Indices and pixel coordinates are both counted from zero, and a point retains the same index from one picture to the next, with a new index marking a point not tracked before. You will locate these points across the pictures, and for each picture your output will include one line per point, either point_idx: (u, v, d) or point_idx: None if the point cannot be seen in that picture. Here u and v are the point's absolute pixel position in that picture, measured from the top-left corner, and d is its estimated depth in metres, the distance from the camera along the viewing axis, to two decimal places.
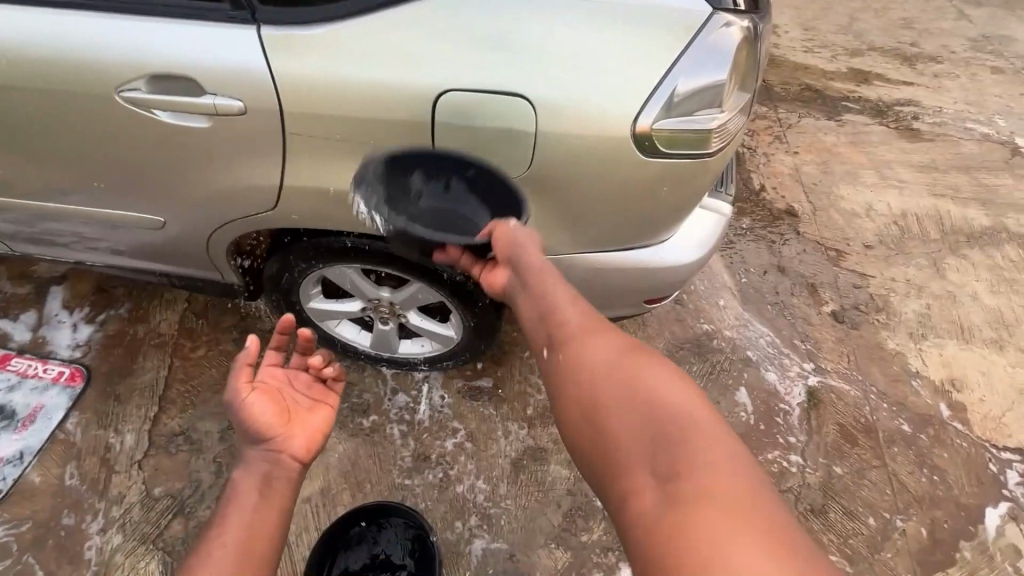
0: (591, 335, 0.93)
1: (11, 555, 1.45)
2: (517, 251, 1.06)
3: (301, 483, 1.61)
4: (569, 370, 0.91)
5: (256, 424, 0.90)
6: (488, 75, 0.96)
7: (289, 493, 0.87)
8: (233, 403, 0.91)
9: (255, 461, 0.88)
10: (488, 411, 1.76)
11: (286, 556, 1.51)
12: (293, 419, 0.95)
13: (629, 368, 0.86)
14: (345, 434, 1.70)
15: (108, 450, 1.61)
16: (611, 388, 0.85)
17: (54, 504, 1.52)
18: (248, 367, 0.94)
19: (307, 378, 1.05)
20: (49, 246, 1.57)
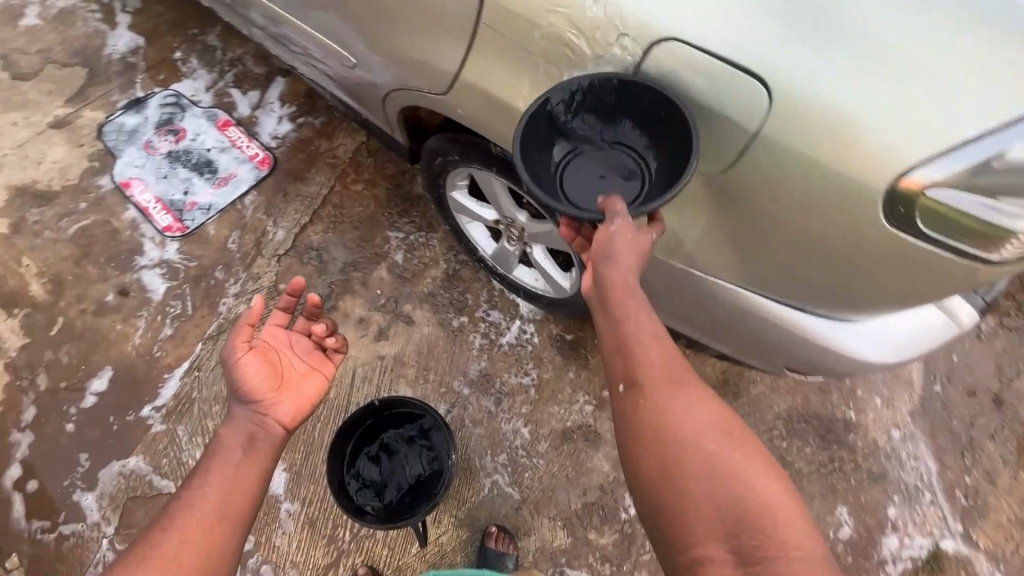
0: (660, 360, 0.80)
1: (176, 279, 1.80)
2: (604, 257, 0.86)
3: (383, 342, 1.74)
4: (637, 405, 0.79)
5: (248, 384, 0.97)
6: (729, 37, 0.73)
7: (270, 452, 0.93)
8: (230, 361, 0.97)
9: (241, 418, 0.95)
10: (566, 371, 1.71)
11: (345, 393, 1.67)
12: (286, 383, 1.02)
13: (707, 429, 0.74)
14: (434, 320, 1.77)
15: (264, 236, 1.88)
16: (691, 443, 0.73)
17: (215, 257, 1.84)
18: (248, 328, 0.99)
19: (308, 343, 1.12)
20: (278, 46, 1.73)
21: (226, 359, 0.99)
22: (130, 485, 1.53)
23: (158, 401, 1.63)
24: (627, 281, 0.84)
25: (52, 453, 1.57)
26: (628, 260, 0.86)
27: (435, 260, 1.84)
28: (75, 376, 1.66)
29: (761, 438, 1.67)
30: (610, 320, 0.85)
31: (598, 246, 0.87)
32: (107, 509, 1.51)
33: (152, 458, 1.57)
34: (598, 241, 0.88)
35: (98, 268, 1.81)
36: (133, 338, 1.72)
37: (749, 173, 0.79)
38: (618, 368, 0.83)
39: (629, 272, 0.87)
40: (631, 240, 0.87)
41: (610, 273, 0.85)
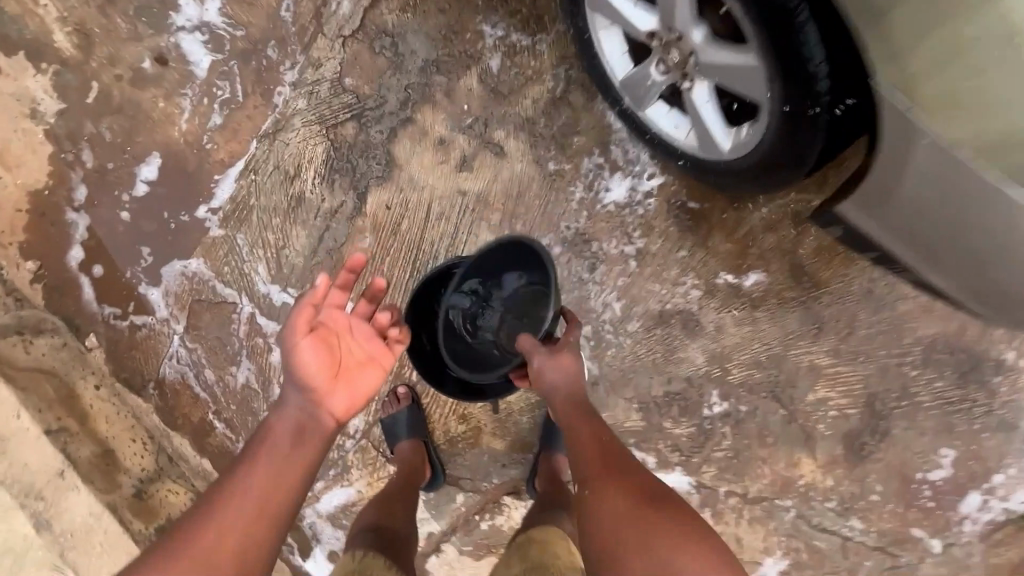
0: (601, 455, 0.98)
1: (222, 53, 1.45)
2: (552, 388, 1.08)
3: (465, 175, 1.44)
4: (584, 501, 0.94)
5: (300, 373, 0.87)
6: None
7: (318, 447, 0.86)
8: (286, 344, 0.89)
9: (293, 406, 0.87)
10: (677, 247, 1.42)
11: (418, 228, 1.44)
12: (342, 373, 0.90)
13: (635, 502, 0.88)
14: (530, 157, 1.43)
15: (325, 6, 1.43)
16: (610, 518, 0.87)
17: (266, 28, 1.44)
18: (310, 308, 0.89)
19: (371, 326, 0.97)
20: None
21: (284, 342, 0.90)
22: (195, 287, 1.46)
23: (214, 203, 1.46)
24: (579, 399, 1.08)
25: (111, 241, 1.47)
26: (561, 385, 1.08)
27: (542, 76, 1.41)
28: (122, 159, 1.47)
29: (889, 362, 1.42)
30: (573, 424, 1.04)
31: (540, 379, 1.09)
32: (174, 306, 1.46)
33: (213, 263, 1.46)
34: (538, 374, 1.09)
35: (128, 23, 1.46)
36: (179, 123, 1.46)
37: None
38: (574, 471, 1.00)
39: (570, 392, 1.08)
40: (557, 363, 1.08)
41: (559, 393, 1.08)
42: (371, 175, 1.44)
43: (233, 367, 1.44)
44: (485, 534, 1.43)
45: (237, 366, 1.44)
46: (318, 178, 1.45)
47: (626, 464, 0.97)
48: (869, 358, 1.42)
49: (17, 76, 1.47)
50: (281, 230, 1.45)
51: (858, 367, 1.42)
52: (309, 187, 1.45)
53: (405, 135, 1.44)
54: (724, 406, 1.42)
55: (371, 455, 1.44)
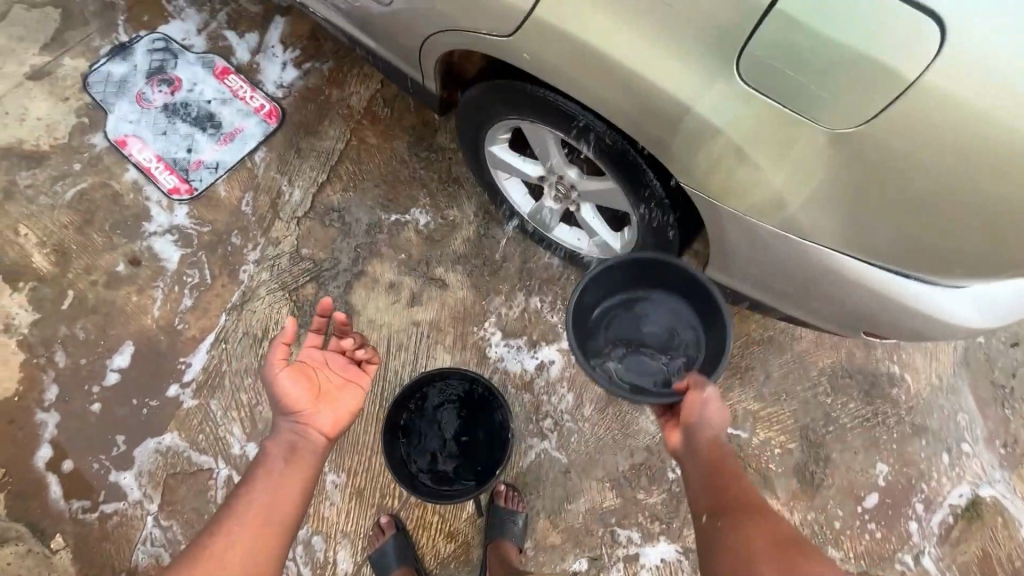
0: (755, 507, 0.87)
1: (190, 247, 1.68)
2: (697, 427, 0.98)
3: (416, 308, 1.66)
4: (728, 531, 0.84)
5: (287, 398, 0.95)
6: None
7: (313, 463, 0.92)
8: (268, 377, 0.95)
9: (285, 430, 0.94)
10: None
11: (381, 361, 1.61)
12: (324, 396, 0.98)
13: (796, 558, 0.77)
14: (469, 284, 1.68)
15: (280, 196, 1.74)
16: (752, 563, 0.78)
17: (230, 221, 1.71)
18: (285, 345, 0.96)
19: (343, 358, 1.07)
20: None
21: (264, 375, 0.96)
22: (169, 461, 1.49)
23: (186, 379, 1.56)
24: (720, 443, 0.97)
25: (81, 433, 1.51)
26: (712, 438, 0.97)
27: (466, 219, 1.73)
28: (94, 353, 1.58)
29: (807, 395, 1.65)
30: (697, 465, 0.95)
31: (690, 409, 0.99)
32: (147, 487, 1.47)
33: (186, 434, 1.52)
34: (689, 408, 1.00)
35: (104, 236, 1.68)
36: (151, 310, 1.62)
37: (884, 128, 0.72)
38: (706, 502, 0.90)
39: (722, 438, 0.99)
40: (718, 409, 1.00)
41: (709, 427, 0.98)
42: None
43: None
44: None
45: None
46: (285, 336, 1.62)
47: (794, 533, 0.83)
48: (790, 395, 1.65)
49: None
50: (253, 389, 1.56)
51: (783, 404, 1.64)
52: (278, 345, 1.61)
53: (360, 286, 1.67)
54: None
55: None
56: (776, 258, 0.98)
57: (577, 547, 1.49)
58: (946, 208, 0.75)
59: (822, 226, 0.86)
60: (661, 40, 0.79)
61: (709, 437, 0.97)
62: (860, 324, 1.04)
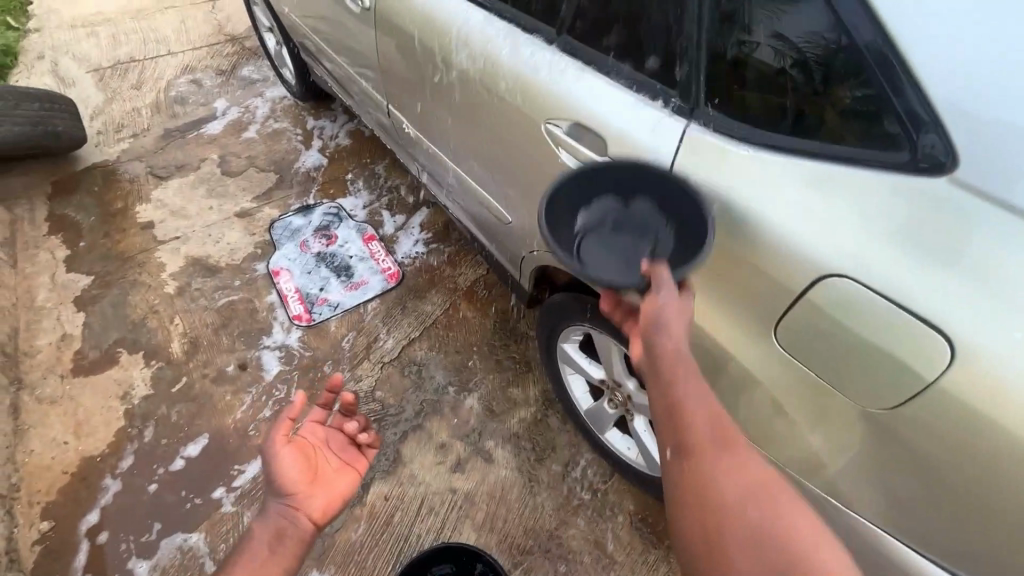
0: (711, 436, 0.79)
1: (289, 365, 1.95)
2: (655, 342, 0.83)
3: (458, 474, 1.70)
4: (685, 475, 0.79)
5: (283, 478, 0.99)
6: (883, 275, 0.74)
7: (295, 552, 0.92)
8: (268, 454, 1.01)
9: (275, 514, 0.96)
10: (641, 561, 1.55)
11: (409, 520, 1.62)
12: (319, 478, 1.03)
13: (749, 499, 0.75)
14: (513, 463, 1.72)
15: (375, 341, 2.01)
16: (716, 506, 0.76)
17: (329, 351, 1.99)
18: (288, 422, 1.03)
19: (343, 438, 1.13)
20: (435, 182, 1.88)
21: (265, 451, 1.02)
22: (185, 562, 1.53)
23: (234, 484, 1.67)
24: (681, 353, 0.81)
25: (129, 507, 1.62)
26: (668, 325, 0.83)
27: (526, 401, 1.85)
28: (175, 436, 1.77)
29: None
30: (660, 393, 0.82)
31: (647, 318, 0.84)
32: None
33: (212, 539, 1.57)
34: (647, 314, 0.85)
35: (230, 340, 2.01)
36: (236, 411, 1.83)
37: (907, 426, 0.76)
38: (668, 441, 0.81)
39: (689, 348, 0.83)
40: (679, 310, 0.85)
41: (682, 399, 0.80)
42: (378, 469, 1.72)
43: None
44: None
45: None
46: None
47: (728, 439, 0.80)
48: None
49: (128, 366, 1.93)
50: None
51: None
52: None
53: (414, 437, 1.78)
54: None
55: None
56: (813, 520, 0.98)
57: None
58: (996, 531, 0.72)
59: (858, 496, 0.87)
60: (723, 303, 0.94)
61: (702, 417, 0.80)
62: None
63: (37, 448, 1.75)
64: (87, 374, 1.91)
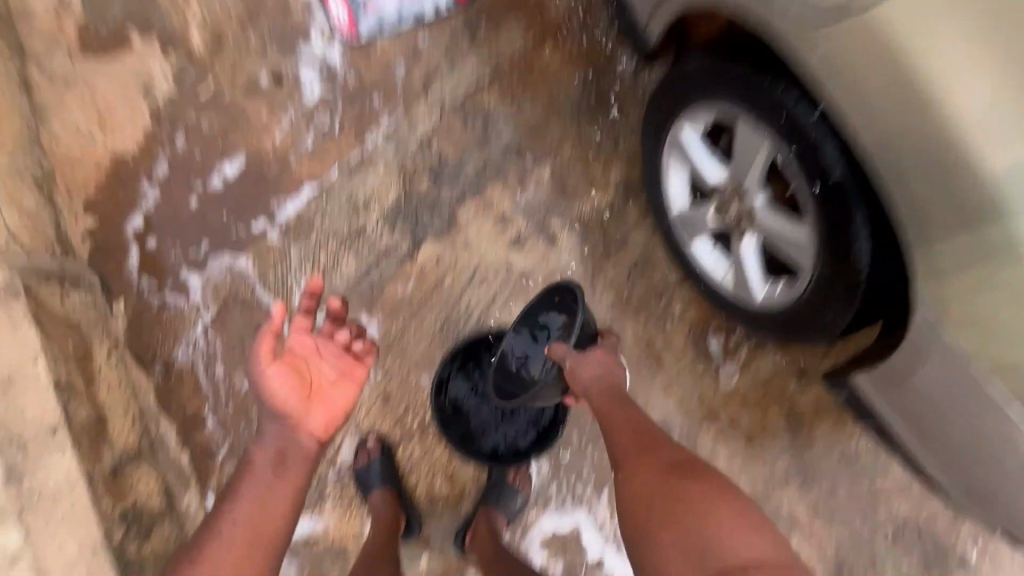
0: (636, 451, 1.08)
1: (331, 88, 1.61)
2: (592, 380, 1.17)
3: (516, 251, 1.56)
4: (622, 483, 1.06)
5: (276, 398, 0.98)
6: None
7: (302, 471, 0.95)
8: (257, 372, 0.99)
9: (274, 434, 0.96)
10: (688, 368, 1.52)
11: (460, 286, 1.54)
12: (314, 392, 1.01)
13: (669, 483, 1.01)
14: (577, 251, 1.56)
15: (434, 76, 1.62)
16: (641, 505, 1.01)
17: (378, 79, 1.62)
18: (271, 336, 0.98)
19: (337, 347, 1.08)
20: None
21: (254, 372, 0.99)
22: (236, 283, 1.51)
23: (278, 216, 1.55)
24: (611, 413, 1.14)
25: (169, 221, 1.53)
26: (598, 378, 1.17)
27: (605, 186, 1.58)
28: (211, 151, 1.57)
29: (859, 528, 1.48)
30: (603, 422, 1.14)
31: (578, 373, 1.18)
32: (209, 297, 1.50)
33: (261, 266, 1.53)
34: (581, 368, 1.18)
35: (258, 41, 1.62)
36: (273, 134, 1.58)
37: None
38: (618, 452, 1.10)
39: (621, 411, 1.14)
40: (600, 357, 1.21)
41: (610, 410, 1.14)
42: (431, 227, 1.56)
43: (245, 368, 1.48)
44: None
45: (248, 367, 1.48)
46: (382, 217, 1.57)
47: (641, 447, 1.09)
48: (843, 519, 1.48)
49: (144, 55, 1.60)
50: (335, 253, 1.55)
51: (832, 525, 1.48)
52: (373, 223, 1.56)
53: (472, 202, 1.57)
54: None
55: (350, 492, 1.44)
56: (933, 384, 0.94)
57: (560, 548, 1.44)
58: None
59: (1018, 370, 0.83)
60: (974, 78, 0.76)
61: (621, 428, 1.12)
62: (969, 478, 1.01)
63: (61, 135, 1.56)
64: (98, 56, 1.60)
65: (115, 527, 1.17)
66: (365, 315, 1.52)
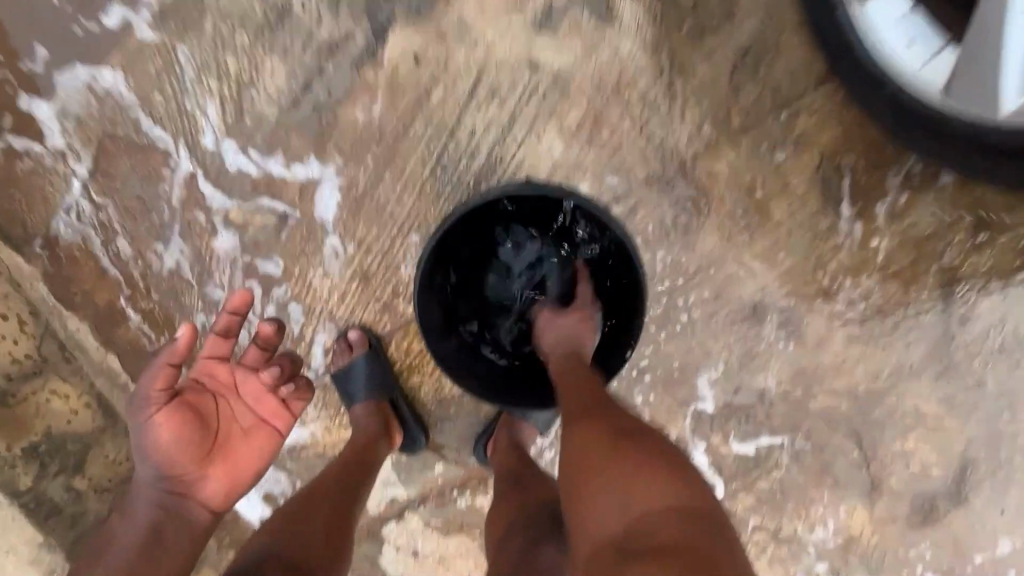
0: (588, 396, 0.76)
1: None
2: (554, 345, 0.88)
3: (545, 38, 0.94)
4: (564, 431, 0.73)
5: (161, 455, 0.79)
6: None
7: (185, 547, 0.79)
8: (138, 420, 0.79)
9: (150, 499, 0.79)
10: (809, 223, 1.01)
11: (457, 104, 0.97)
12: (217, 450, 0.84)
13: (610, 434, 0.68)
14: (647, 34, 0.94)
15: None
16: (573, 452, 0.68)
17: None
18: (168, 368, 0.78)
19: (258, 385, 0.89)
20: None
21: (135, 416, 0.79)
22: (106, 113, 0.97)
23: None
24: (574, 368, 0.83)
25: None
26: (560, 337, 0.89)
27: None
28: None
29: (1011, 427, 1.11)
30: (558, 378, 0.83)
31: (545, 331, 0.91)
32: (74, 138, 0.98)
33: (139, 83, 0.96)
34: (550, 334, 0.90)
35: None
36: None
37: None
38: (563, 401, 0.78)
39: (582, 366, 0.83)
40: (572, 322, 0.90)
41: (562, 353, 0.87)
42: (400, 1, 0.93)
43: (158, 244, 1.03)
44: (462, 512, 1.16)
45: (162, 243, 1.03)
46: None
47: (593, 396, 0.76)
48: (991, 416, 1.11)
49: None
50: (249, 54, 0.95)
51: (972, 423, 1.11)
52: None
53: None
54: (788, 437, 1.12)
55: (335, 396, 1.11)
56: None
57: None
58: None
59: None
60: None
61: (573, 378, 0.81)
62: None
63: None
64: None
65: (19, 471, 0.98)
66: (314, 158, 0.99)
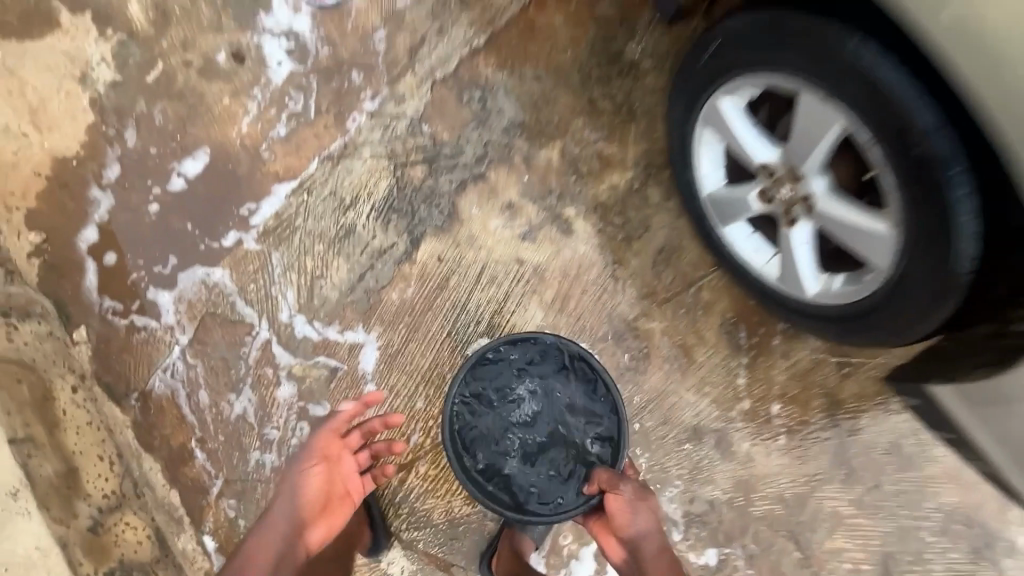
0: None
1: (304, 65, 1.39)
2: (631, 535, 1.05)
3: (528, 244, 1.39)
4: None
5: (303, 501, 1.07)
6: None
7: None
8: (298, 471, 1.10)
9: (281, 534, 1.03)
10: (723, 364, 1.39)
11: (468, 287, 1.38)
12: (333, 504, 1.12)
13: None
14: (595, 240, 1.40)
15: (422, 45, 1.40)
16: None
17: (356, 52, 1.40)
18: (332, 433, 1.13)
19: (367, 457, 1.19)
20: None
21: (296, 468, 1.10)
22: (211, 299, 1.33)
23: (253, 219, 1.35)
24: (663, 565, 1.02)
25: (128, 231, 1.34)
26: (635, 530, 1.05)
27: (623, 165, 1.40)
28: (168, 146, 1.36)
29: (911, 523, 1.38)
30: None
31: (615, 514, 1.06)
32: (183, 316, 1.32)
33: (239, 278, 1.34)
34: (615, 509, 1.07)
35: (213, 13, 1.39)
36: (240, 123, 1.37)
37: None
38: None
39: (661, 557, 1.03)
40: (640, 505, 1.07)
41: (644, 542, 1.04)
42: (430, 222, 1.38)
43: (231, 394, 1.32)
44: None
45: (235, 393, 1.32)
46: (373, 214, 1.38)
47: None
48: (893, 514, 1.39)
49: (77, 36, 1.36)
50: (322, 257, 1.36)
51: (880, 521, 1.38)
52: (362, 222, 1.37)
53: (475, 191, 1.39)
54: (739, 539, 1.36)
55: None
56: None
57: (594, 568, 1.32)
58: None
59: None
60: None
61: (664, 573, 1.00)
62: None
63: None
64: (25, 41, 1.36)
65: None
66: (362, 327, 1.35)
